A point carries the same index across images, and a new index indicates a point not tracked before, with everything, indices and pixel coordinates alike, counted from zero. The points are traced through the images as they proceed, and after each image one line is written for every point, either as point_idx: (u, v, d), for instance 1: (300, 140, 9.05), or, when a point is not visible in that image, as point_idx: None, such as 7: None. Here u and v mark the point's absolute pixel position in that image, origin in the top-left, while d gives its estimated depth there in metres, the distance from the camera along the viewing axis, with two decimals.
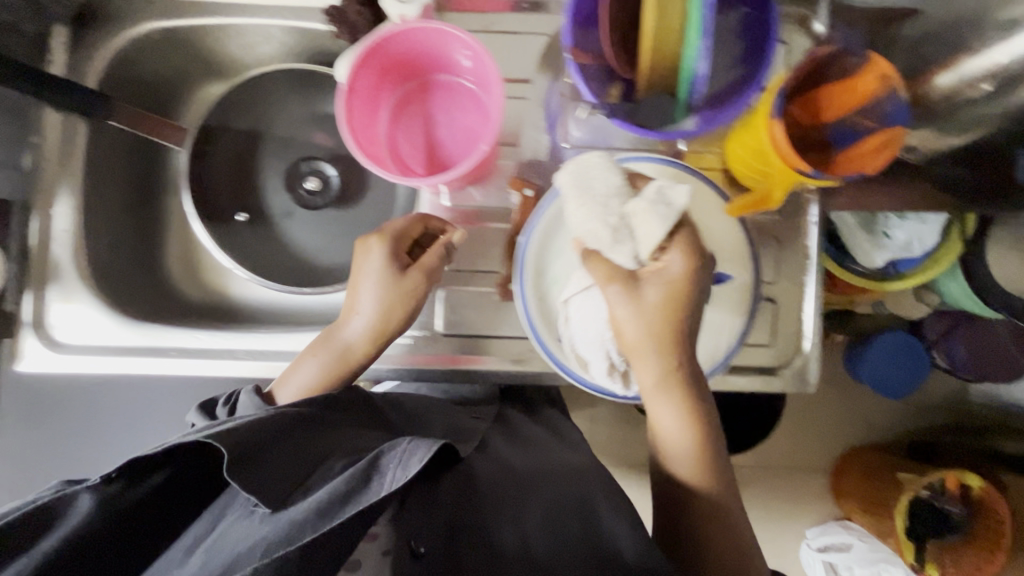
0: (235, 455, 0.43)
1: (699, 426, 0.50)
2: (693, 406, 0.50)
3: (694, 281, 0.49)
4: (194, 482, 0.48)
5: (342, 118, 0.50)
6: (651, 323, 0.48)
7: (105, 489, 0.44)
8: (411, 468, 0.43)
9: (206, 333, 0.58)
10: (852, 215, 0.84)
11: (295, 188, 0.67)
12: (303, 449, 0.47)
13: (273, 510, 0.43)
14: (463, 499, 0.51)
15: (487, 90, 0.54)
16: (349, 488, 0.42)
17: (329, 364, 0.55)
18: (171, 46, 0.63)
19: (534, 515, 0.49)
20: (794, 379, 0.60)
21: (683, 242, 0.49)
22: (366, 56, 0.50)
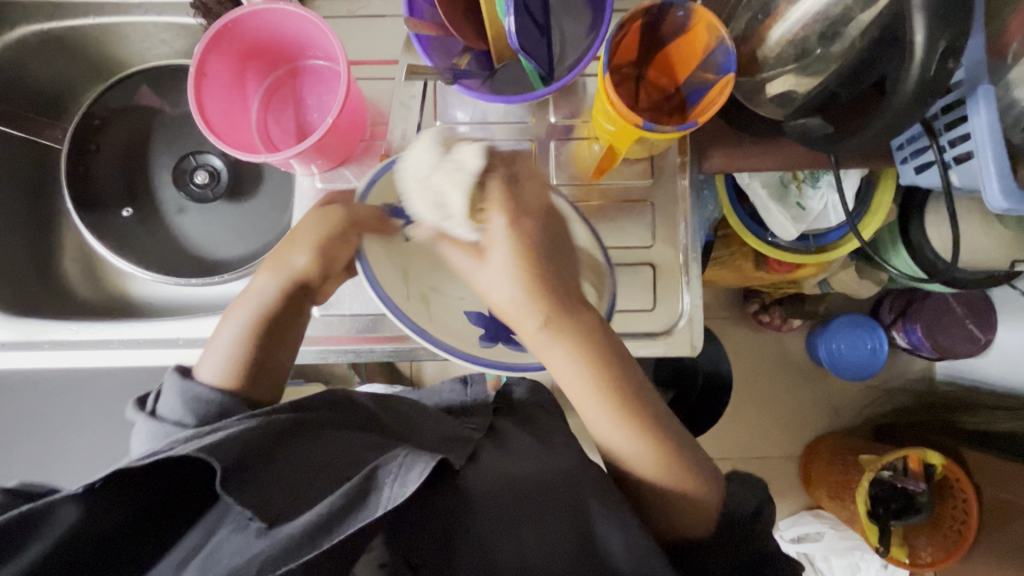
0: (225, 471, 0.39)
1: (600, 368, 0.47)
2: (587, 349, 0.47)
3: (527, 225, 0.47)
4: (189, 498, 0.41)
5: (193, 100, 0.50)
6: (517, 292, 0.47)
7: (93, 500, 0.37)
8: (410, 484, 0.41)
9: (77, 326, 0.60)
10: (763, 189, 0.81)
11: (184, 185, 0.66)
12: (310, 461, 0.44)
13: (267, 526, 0.39)
14: (460, 523, 0.48)
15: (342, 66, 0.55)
16: (347, 501, 0.40)
17: (253, 319, 0.52)
18: (52, 49, 0.65)
19: (534, 525, 0.47)
20: (682, 338, 0.59)
21: (497, 191, 0.47)
22: (216, 43, 0.51)
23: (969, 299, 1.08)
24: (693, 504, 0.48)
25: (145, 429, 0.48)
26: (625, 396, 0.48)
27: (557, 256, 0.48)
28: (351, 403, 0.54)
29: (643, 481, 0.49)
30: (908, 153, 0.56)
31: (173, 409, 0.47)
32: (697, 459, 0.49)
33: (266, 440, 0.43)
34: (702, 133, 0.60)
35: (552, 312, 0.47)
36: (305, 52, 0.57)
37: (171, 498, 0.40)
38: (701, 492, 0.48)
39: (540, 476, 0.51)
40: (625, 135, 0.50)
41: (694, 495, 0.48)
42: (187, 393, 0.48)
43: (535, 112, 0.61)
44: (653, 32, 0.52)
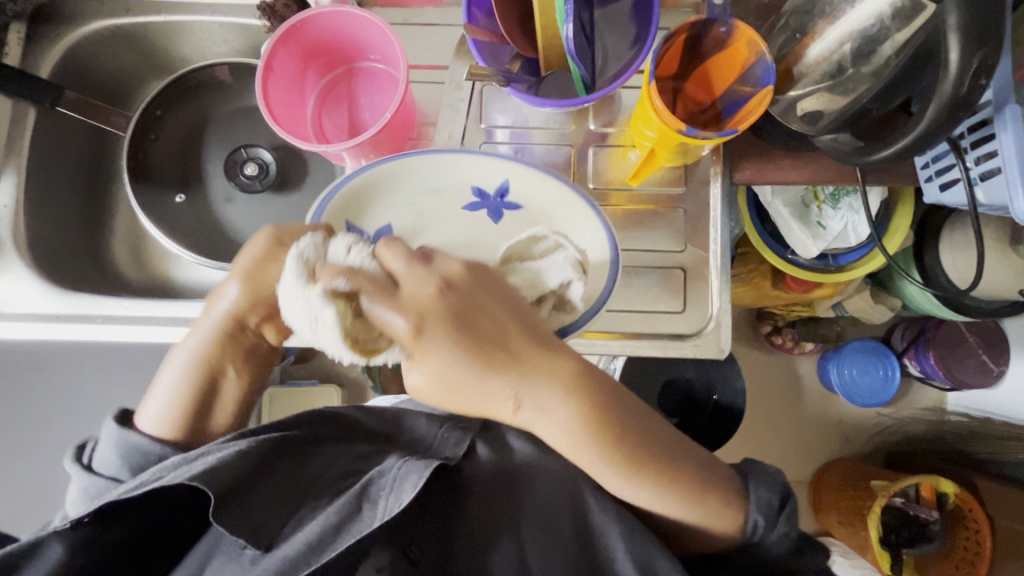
0: (219, 498, 0.45)
1: (598, 419, 0.46)
2: (579, 403, 0.46)
3: (452, 333, 0.44)
4: (183, 509, 0.48)
5: (259, 90, 0.53)
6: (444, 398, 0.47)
7: (76, 535, 0.43)
8: (403, 498, 0.46)
9: (128, 301, 0.61)
10: (785, 205, 0.83)
11: (234, 175, 0.69)
12: (299, 480, 0.50)
13: (261, 553, 0.45)
14: (450, 519, 0.53)
15: (399, 67, 0.58)
16: (340, 519, 0.45)
17: (192, 370, 0.53)
18: (122, 42, 0.69)
19: (529, 520, 0.52)
20: (711, 340, 0.61)
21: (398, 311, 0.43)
22: (283, 38, 0.54)
23: (982, 331, 1.09)
24: (679, 508, 0.48)
25: (79, 481, 0.50)
26: (616, 427, 0.47)
27: (479, 341, 0.44)
28: (340, 416, 0.57)
29: (627, 489, 0.49)
30: (933, 171, 0.59)
31: (109, 464, 0.50)
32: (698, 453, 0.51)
33: (253, 467, 0.47)
34: (735, 146, 0.63)
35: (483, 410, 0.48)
36: (364, 54, 0.60)
37: (163, 525, 0.47)
38: (689, 482, 0.48)
39: (549, 485, 0.54)
40: (666, 142, 0.53)
41: (683, 490, 0.48)
42: (128, 446, 0.51)
43: (575, 119, 0.64)
44: (694, 49, 0.55)
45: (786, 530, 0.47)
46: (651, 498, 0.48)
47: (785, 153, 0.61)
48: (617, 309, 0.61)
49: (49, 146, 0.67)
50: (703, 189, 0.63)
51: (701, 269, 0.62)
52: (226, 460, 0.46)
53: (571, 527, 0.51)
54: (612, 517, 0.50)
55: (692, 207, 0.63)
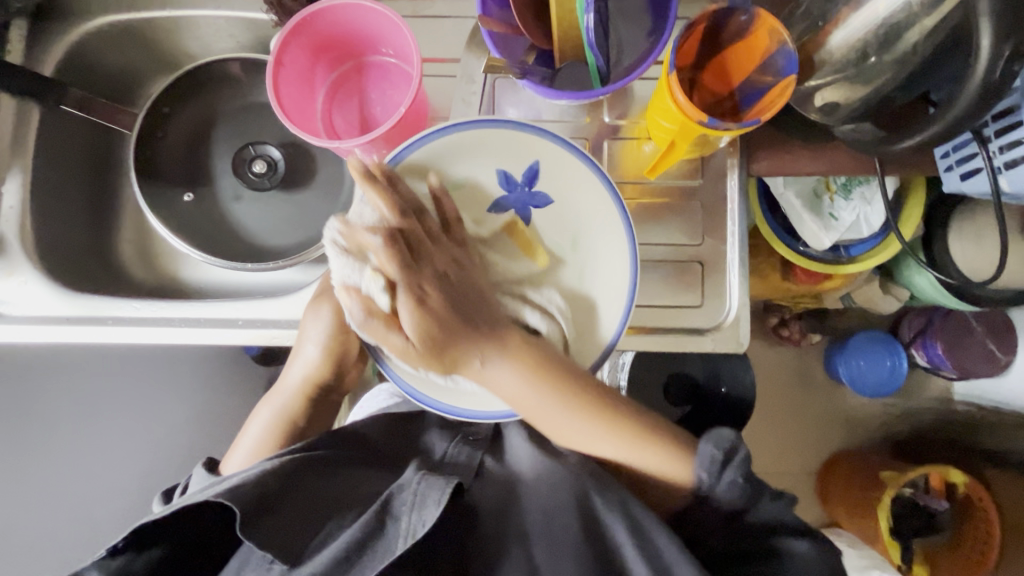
0: (246, 516, 0.45)
1: (540, 376, 0.52)
2: (521, 359, 0.52)
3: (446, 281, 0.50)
4: (214, 529, 0.48)
5: (271, 87, 0.53)
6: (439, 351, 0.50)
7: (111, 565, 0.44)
8: (427, 513, 0.46)
9: (139, 303, 0.60)
10: (797, 197, 0.82)
11: (243, 173, 0.68)
12: (324, 495, 0.49)
13: (288, 568, 0.45)
14: (466, 528, 0.51)
15: (412, 62, 0.57)
16: (365, 536, 0.45)
17: (275, 427, 0.60)
18: (127, 38, 0.67)
19: (541, 528, 0.50)
20: (728, 334, 0.60)
21: (395, 267, 0.48)
22: (293, 31, 0.53)
23: (988, 318, 1.08)
24: (636, 458, 0.54)
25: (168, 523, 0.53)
26: (569, 395, 0.53)
27: (461, 304, 0.51)
28: (364, 438, 0.57)
29: (582, 440, 0.55)
30: (954, 161, 0.58)
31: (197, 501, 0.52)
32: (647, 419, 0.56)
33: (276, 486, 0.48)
34: (752, 137, 0.62)
35: (453, 364, 0.51)
36: (375, 47, 0.59)
37: (200, 546, 0.48)
38: (632, 433, 0.54)
39: (556, 488, 0.52)
40: (685, 133, 0.52)
41: (631, 441, 0.54)
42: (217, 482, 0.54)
43: (590, 112, 0.63)
44: (713, 36, 0.54)
45: (735, 479, 0.50)
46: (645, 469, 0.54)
47: (803, 143, 0.60)
48: (633, 304, 0.61)
49: (55, 146, 0.65)
50: (719, 181, 0.62)
51: (718, 263, 0.61)
52: (255, 481, 0.47)
53: (580, 526, 0.49)
54: (624, 520, 0.48)
55: (707, 199, 0.62)
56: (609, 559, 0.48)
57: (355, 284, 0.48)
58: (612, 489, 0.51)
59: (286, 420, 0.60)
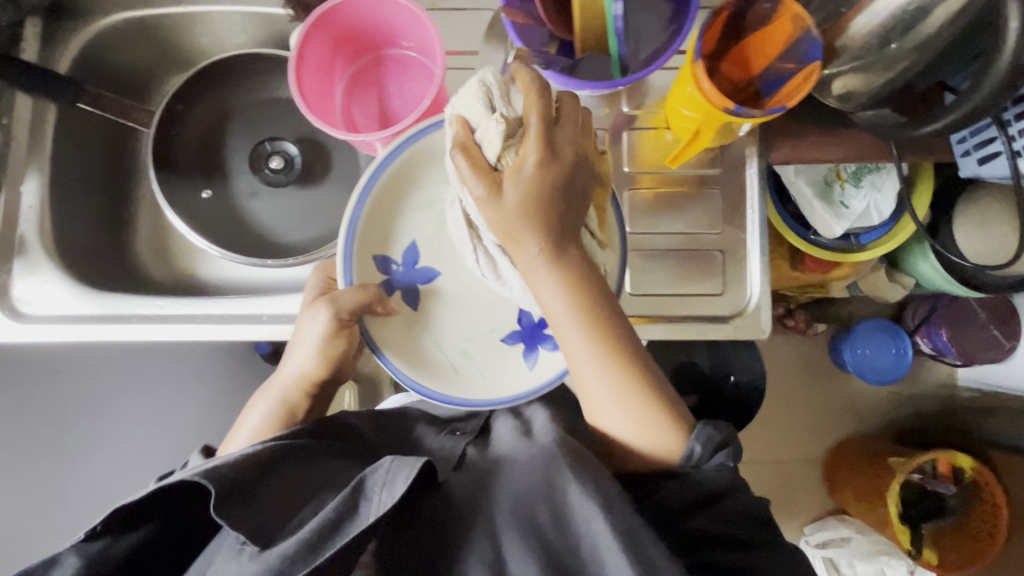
0: (223, 497, 0.45)
1: (581, 289, 0.48)
2: (568, 271, 0.48)
3: (554, 183, 0.46)
4: (194, 521, 0.48)
5: (294, 79, 0.53)
6: (521, 216, 0.46)
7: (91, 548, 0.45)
8: (396, 490, 0.44)
9: (163, 301, 0.60)
10: (808, 185, 0.82)
11: (260, 169, 0.68)
12: (306, 480, 0.49)
13: (259, 549, 0.43)
14: (441, 518, 0.50)
15: (434, 59, 0.57)
16: (337, 514, 0.44)
17: (274, 416, 0.61)
18: (140, 34, 0.67)
19: (508, 512, 0.48)
20: (749, 321, 0.61)
21: (537, 129, 0.46)
22: (316, 24, 0.53)
23: (994, 305, 1.07)
24: (622, 419, 0.51)
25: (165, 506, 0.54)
26: (603, 325, 0.49)
27: (570, 205, 0.48)
28: (351, 427, 0.60)
29: (592, 379, 0.51)
30: (971, 146, 0.59)
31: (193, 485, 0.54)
32: (667, 389, 0.52)
33: (258, 468, 0.48)
34: (770, 125, 0.62)
35: (510, 239, 0.48)
36: (396, 41, 0.59)
37: (180, 532, 0.48)
38: (636, 391, 0.51)
39: (528, 476, 0.50)
40: (710, 121, 0.52)
41: (633, 394, 0.51)
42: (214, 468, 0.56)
43: (608, 102, 0.63)
44: (732, 25, 0.55)
45: (724, 464, 0.49)
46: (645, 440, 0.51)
47: (820, 130, 0.61)
48: (655, 293, 0.61)
49: (71, 145, 0.65)
50: (738, 170, 0.62)
51: (738, 253, 0.61)
52: (235, 461, 0.47)
53: (547, 511, 0.46)
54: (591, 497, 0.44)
55: (726, 188, 0.62)
56: (574, 552, 0.44)
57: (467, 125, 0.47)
58: (590, 470, 0.47)
59: (284, 410, 0.61)
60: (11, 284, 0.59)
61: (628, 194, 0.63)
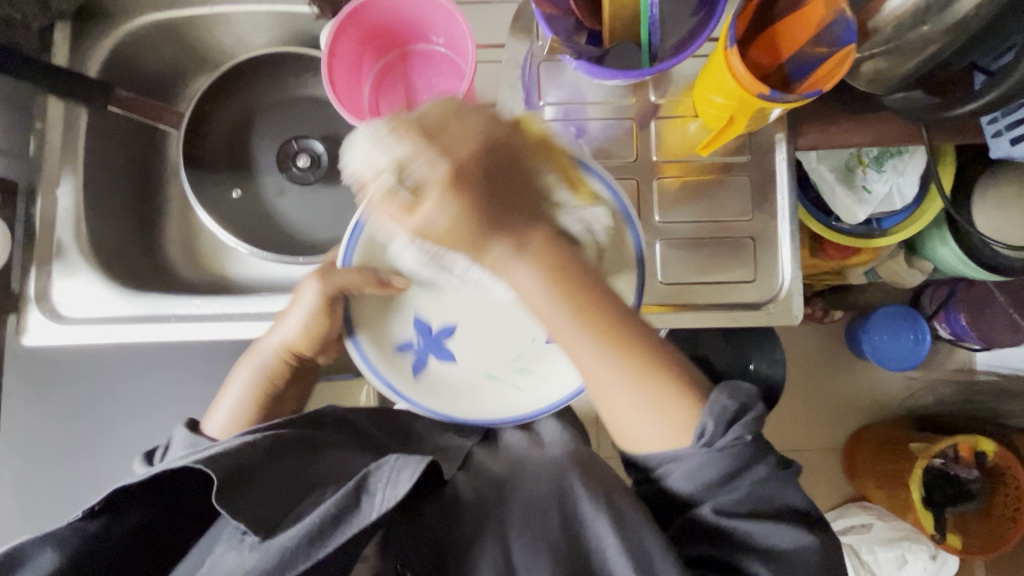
0: (220, 490, 0.45)
1: (563, 278, 0.43)
2: (544, 255, 0.42)
3: (494, 168, 0.40)
4: (189, 507, 0.49)
5: (325, 75, 0.53)
6: (463, 239, 0.40)
7: (88, 528, 0.45)
8: (401, 488, 0.45)
9: (199, 300, 0.62)
10: (830, 171, 0.81)
11: (287, 167, 0.69)
12: (305, 471, 0.49)
13: (261, 538, 0.44)
14: (445, 523, 0.52)
15: (464, 56, 0.57)
16: (339, 510, 0.44)
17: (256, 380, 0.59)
18: (167, 36, 0.68)
19: (518, 519, 0.52)
20: (781, 308, 0.61)
21: (430, 145, 0.39)
22: (346, 20, 0.54)
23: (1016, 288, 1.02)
24: (652, 419, 0.46)
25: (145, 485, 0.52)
26: (602, 324, 0.44)
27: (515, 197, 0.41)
28: (346, 420, 0.59)
29: (604, 379, 0.45)
30: (1002, 126, 0.58)
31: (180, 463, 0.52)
32: (679, 367, 0.47)
33: (256, 457, 0.48)
34: (799, 111, 0.62)
35: (471, 248, 0.41)
36: (425, 36, 0.59)
37: (173, 515, 0.48)
38: (650, 387, 0.45)
39: (536, 483, 0.54)
40: (743, 107, 0.52)
41: (649, 380, 0.45)
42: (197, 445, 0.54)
43: (635, 92, 0.63)
44: (762, 12, 0.54)
45: (741, 438, 0.45)
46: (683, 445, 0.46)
47: (850, 115, 0.61)
48: (686, 281, 0.61)
49: (102, 149, 0.66)
50: (766, 157, 0.62)
51: (768, 241, 0.61)
52: (235, 448, 0.47)
53: (558, 521, 0.50)
54: (602, 513, 0.49)
55: (755, 176, 0.62)
56: (579, 556, 0.49)
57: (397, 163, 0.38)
58: (599, 488, 0.51)
59: (267, 380, 0.59)
60: (50, 286, 0.61)
61: (656, 183, 0.63)
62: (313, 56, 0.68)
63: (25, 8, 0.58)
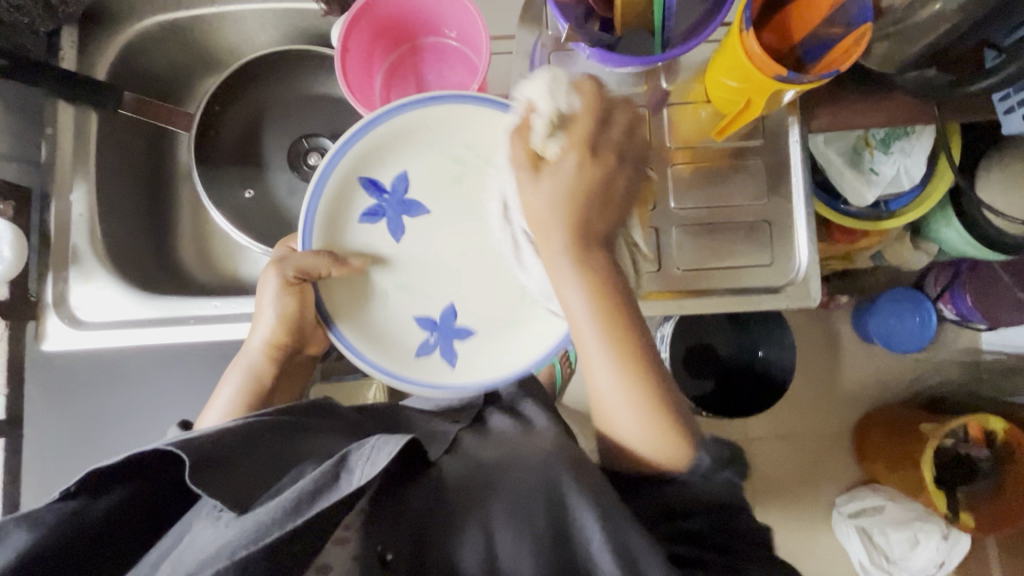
0: (197, 465, 0.41)
1: (607, 298, 0.49)
2: (592, 277, 0.49)
3: (591, 195, 0.48)
4: (170, 494, 0.44)
5: (339, 71, 0.55)
6: (549, 221, 0.48)
7: (62, 514, 0.40)
8: (381, 460, 0.41)
9: (218, 302, 0.62)
10: (838, 154, 0.80)
11: (299, 166, 0.70)
12: (282, 455, 0.46)
13: (237, 514, 0.39)
14: (430, 510, 0.46)
15: (478, 51, 0.57)
16: (318, 483, 0.40)
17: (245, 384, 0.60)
18: (175, 38, 0.68)
19: (501, 502, 0.47)
20: (798, 291, 0.61)
21: (585, 126, 0.47)
22: (361, 17, 0.55)
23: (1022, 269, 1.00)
24: (630, 414, 0.51)
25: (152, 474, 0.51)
26: (620, 335, 0.50)
27: (601, 214, 0.49)
28: (332, 409, 0.56)
29: (596, 365, 0.51)
30: (1015, 102, 0.58)
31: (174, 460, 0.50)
32: (676, 407, 0.52)
33: (236, 439, 0.45)
34: (812, 94, 0.62)
35: (539, 232, 0.49)
36: (438, 30, 0.59)
37: (149, 501, 0.43)
38: (644, 390, 0.50)
39: (523, 476, 0.49)
40: (760, 88, 0.52)
41: (636, 392, 0.50)
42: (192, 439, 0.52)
43: (646, 79, 0.63)
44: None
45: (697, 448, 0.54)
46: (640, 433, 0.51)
47: (863, 95, 0.60)
48: (700, 268, 0.61)
49: (113, 155, 0.66)
50: (779, 142, 0.62)
51: (783, 228, 0.62)
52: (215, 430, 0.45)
53: (546, 522, 0.45)
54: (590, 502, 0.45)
55: (767, 161, 0.62)
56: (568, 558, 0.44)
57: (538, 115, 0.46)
58: (588, 480, 0.47)
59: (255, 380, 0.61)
60: (68, 292, 0.62)
61: (669, 170, 0.62)
62: (322, 53, 0.67)
63: (33, 13, 0.58)
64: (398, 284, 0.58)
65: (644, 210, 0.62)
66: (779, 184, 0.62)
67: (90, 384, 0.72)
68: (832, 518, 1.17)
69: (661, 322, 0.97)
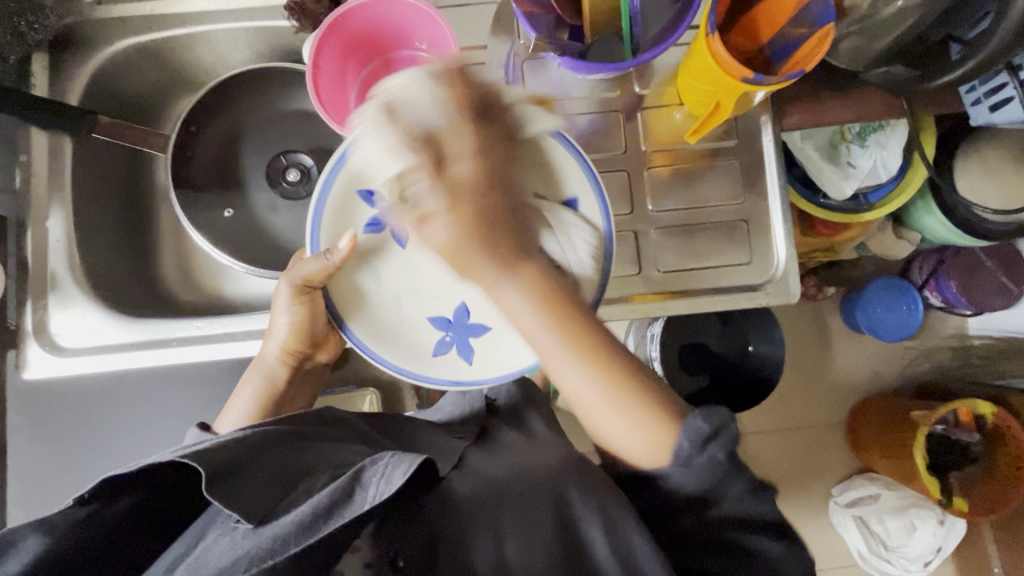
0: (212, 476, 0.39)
1: (571, 339, 0.41)
2: (534, 282, 0.40)
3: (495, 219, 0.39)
4: (186, 503, 0.43)
5: (311, 88, 0.55)
6: (463, 241, 0.39)
7: (75, 520, 0.39)
8: (397, 481, 0.40)
9: (200, 322, 0.62)
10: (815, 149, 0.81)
11: (276, 183, 0.71)
12: (298, 463, 0.44)
13: (254, 526, 0.38)
14: (440, 521, 0.45)
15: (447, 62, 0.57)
16: (332, 500, 0.39)
17: (261, 389, 0.62)
18: (146, 60, 0.68)
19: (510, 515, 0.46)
20: (779, 288, 0.62)
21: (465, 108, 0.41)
22: (329, 34, 0.56)
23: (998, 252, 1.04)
24: (610, 417, 0.42)
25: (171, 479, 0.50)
26: (596, 357, 0.41)
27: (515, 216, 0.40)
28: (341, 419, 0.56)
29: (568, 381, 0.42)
30: (982, 93, 0.60)
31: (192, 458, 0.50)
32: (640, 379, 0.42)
33: (251, 447, 0.43)
34: (783, 92, 0.63)
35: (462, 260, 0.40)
36: (409, 42, 0.59)
37: (161, 510, 0.42)
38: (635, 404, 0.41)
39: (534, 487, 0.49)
40: (729, 90, 0.53)
41: (609, 380, 0.41)
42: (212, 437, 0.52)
43: (619, 84, 0.63)
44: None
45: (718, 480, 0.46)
46: (629, 434, 0.42)
47: (833, 92, 0.61)
48: (682, 267, 0.62)
49: (89, 178, 0.66)
50: (753, 141, 0.63)
51: (761, 226, 0.62)
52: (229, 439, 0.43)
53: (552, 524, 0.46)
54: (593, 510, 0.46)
55: (743, 160, 0.63)
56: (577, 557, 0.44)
57: (422, 126, 0.40)
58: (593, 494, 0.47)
59: (271, 386, 0.62)
60: (48, 319, 0.61)
61: (646, 173, 0.63)
62: (295, 69, 0.68)
63: None
64: (407, 288, 0.58)
65: (623, 215, 0.63)
66: (756, 182, 0.63)
67: (76, 410, 0.72)
68: (829, 509, 1.18)
69: (649, 322, 0.98)
